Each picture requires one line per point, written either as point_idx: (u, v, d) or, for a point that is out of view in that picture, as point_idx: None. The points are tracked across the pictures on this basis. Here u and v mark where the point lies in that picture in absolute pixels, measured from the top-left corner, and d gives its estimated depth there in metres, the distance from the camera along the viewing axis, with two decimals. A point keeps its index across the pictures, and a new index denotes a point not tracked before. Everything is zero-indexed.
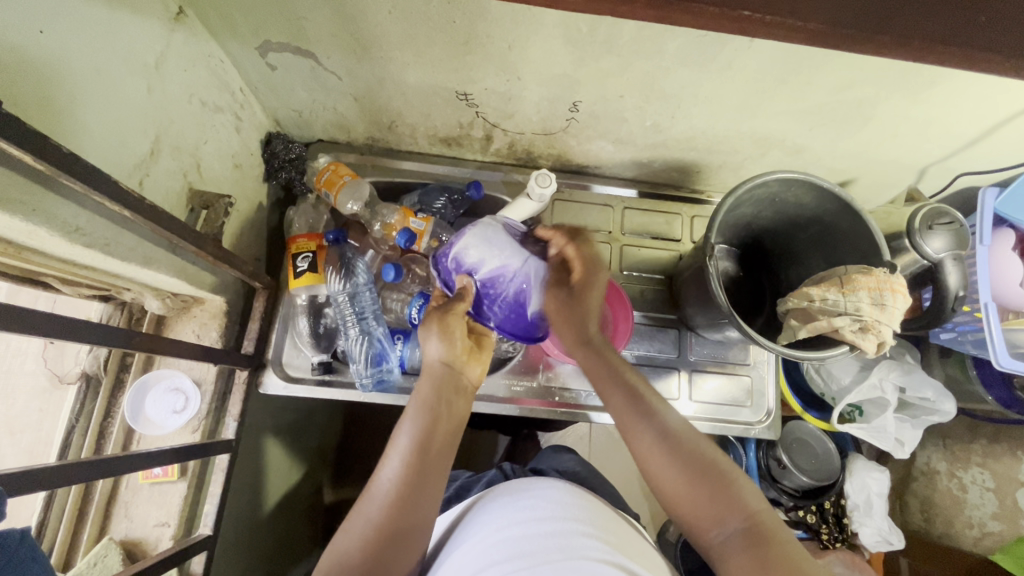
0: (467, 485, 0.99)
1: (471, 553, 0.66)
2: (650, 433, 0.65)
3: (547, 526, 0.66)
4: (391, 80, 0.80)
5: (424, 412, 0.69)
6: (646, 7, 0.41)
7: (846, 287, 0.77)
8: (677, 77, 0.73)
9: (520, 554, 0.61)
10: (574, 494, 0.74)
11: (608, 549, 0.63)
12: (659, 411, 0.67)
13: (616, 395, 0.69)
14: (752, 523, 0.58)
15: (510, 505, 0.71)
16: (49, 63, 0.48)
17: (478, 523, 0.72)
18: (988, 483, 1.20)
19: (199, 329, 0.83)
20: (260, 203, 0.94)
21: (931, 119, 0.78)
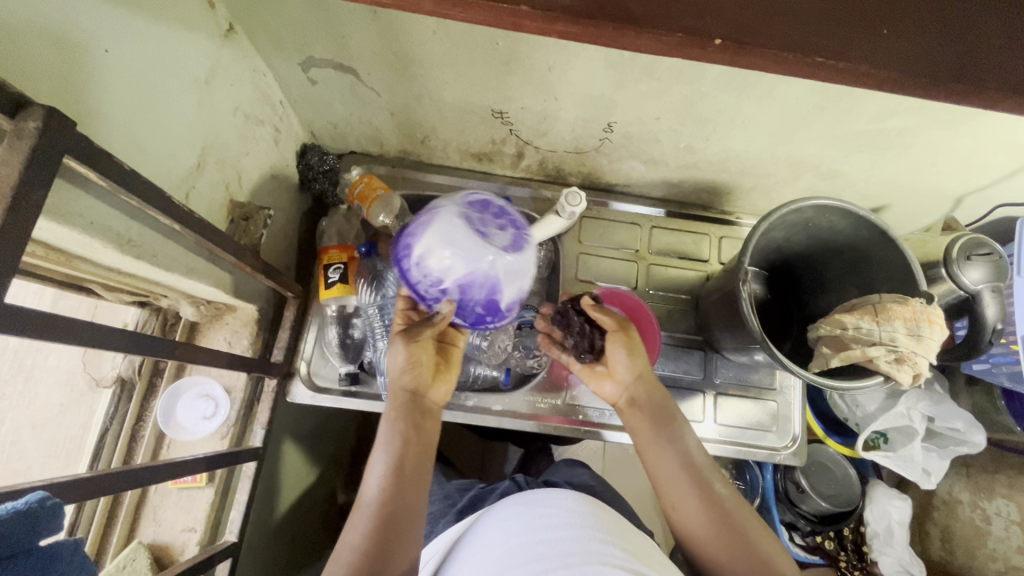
0: (482, 494, 1.01)
1: (488, 557, 0.66)
2: (692, 484, 0.72)
3: (563, 533, 0.65)
4: (428, 96, 0.81)
5: (402, 421, 0.71)
6: (720, 51, 0.42)
7: (879, 316, 0.76)
8: (716, 102, 0.73)
9: (537, 557, 0.61)
10: (590, 503, 0.74)
11: (627, 556, 0.62)
12: (691, 457, 0.74)
13: (647, 434, 0.77)
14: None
15: (524, 512, 0.71)
16: (111, 82, 0.49)
17: (492, 529, 0.72)
18: (1013, 516, 1.16)
19: (230, 337, 0.85)
20: (293, 214, 0.95)
21: (972, 149, 0.77)
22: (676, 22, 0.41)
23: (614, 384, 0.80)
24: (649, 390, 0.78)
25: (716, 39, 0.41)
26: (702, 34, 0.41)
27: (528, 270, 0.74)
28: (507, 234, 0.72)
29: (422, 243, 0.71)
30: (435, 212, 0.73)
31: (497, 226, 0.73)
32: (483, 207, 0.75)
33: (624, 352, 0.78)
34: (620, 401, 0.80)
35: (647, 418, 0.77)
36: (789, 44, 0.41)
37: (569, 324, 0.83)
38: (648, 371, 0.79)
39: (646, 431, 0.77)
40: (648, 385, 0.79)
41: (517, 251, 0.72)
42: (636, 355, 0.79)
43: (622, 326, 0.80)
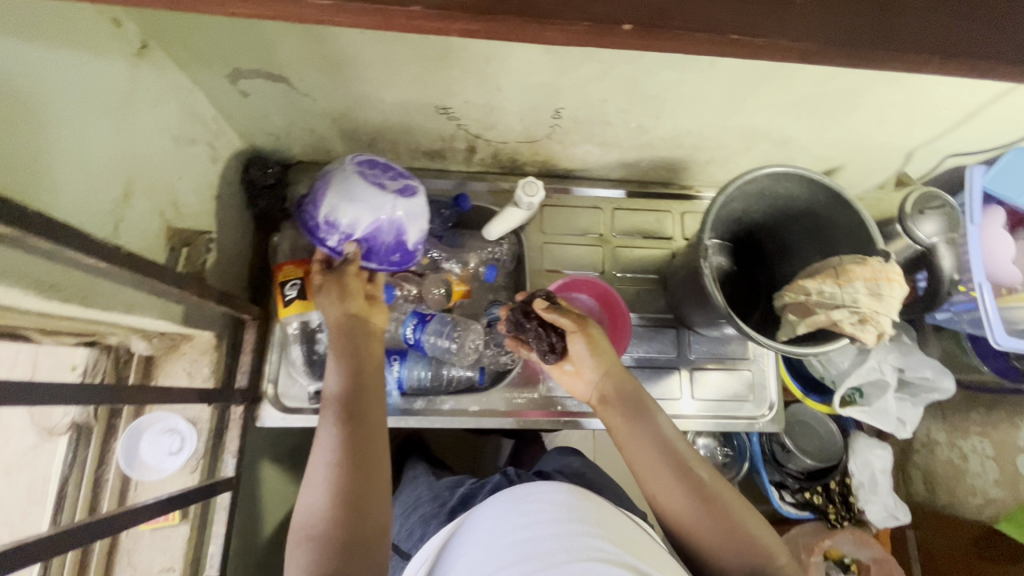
0: (472, 491, 1.01)
1: (476, 559, 0.65)
2: (669, 468, 0.72)
3: (551, 530, 0.65)
4: (368, 99, 0.78)
5: (338, 428, 0.66)
6: (629, 35, 0.42)
7: (841, 278, 0.77)
8: (661, 79, 0.72)
9: (525, 558, 0.61)
10: (579, 492, 0.73)
11: (614, 550, 0.63)
12: (666, 441, 0.74)
13: (620, 422, 0.77)
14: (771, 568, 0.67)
15: (512, 507, 0.70)
16: (7, 119, 0.46)
17: (477, 528, 0.72)
18: (988, 451, 1.20)
19: (189, 367, 0.82)
20: (242, 232, 0.91)
21: (916, 104, 0.77)
22: (581, 12, 0.40)
23: (585, 382, 0.82)
24: (618, 382, 0.79)
25: (624, 23, 0.40)
26: (609, 21, 0.40)
27: (426, 209, 0.80)
28: (401, 182, 0.79)
29: (325, 205, 0.76)
30: (330, 172, 0.78)
31: (390, 176, 0.79)
32: (372, 163, 0.80)
33: (585, 346, 0.80)
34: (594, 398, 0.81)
35: (618, 410, 0.78)
36: (701, 24, 0.41)
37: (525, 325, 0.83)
38: (615, 364, 0.80)
39: (616, 417, 0.78)
40: (617, 378, 0.80)
41: (411, 195, 0.78)
42: (597, 347, 0.80)
43: (580, 324, 0.81)
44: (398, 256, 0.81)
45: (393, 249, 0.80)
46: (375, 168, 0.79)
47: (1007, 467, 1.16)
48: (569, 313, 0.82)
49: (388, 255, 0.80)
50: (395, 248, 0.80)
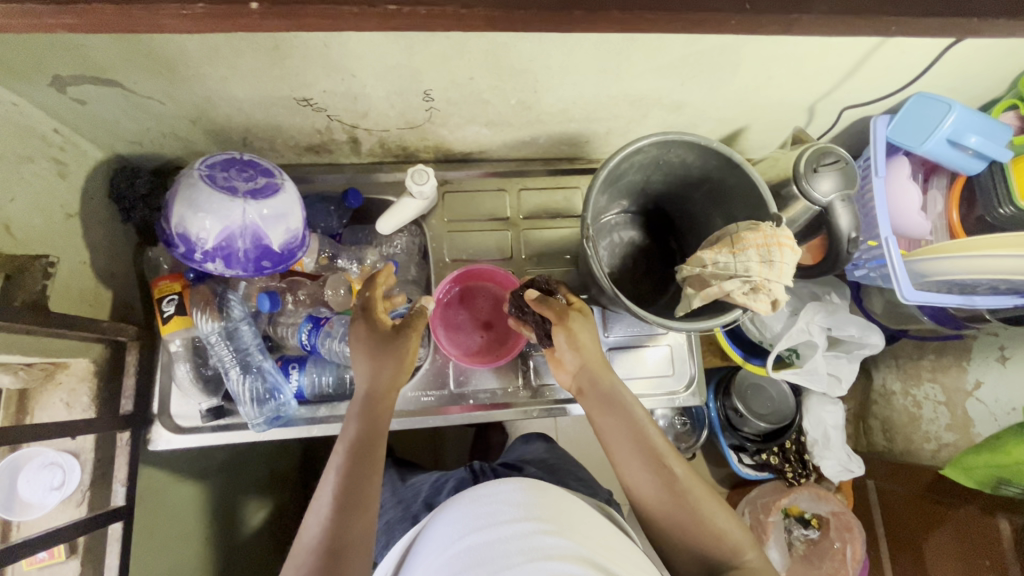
0: (434, 492, 0.99)
1: (438, 563, 0.63)
2: (648, 464, 0.71)
3: (507, 530, 0.62)
4: (218, 96, 0.72)
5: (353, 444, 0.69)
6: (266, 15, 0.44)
7: (735, 247, 0.74)
8: (521, 51, 0.67)
9: (484, 564, 0.59)
10: (537, 488, 0.71)
11: (571, 546, 0.61)
12: (647, 435, 0.73)
13: (604, 415, 0.75)
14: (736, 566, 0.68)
15: (471, 511, 0.67)
16: None
17: (441, 530, 0.69)
18: (939, 397, 1.20)
19: (67, 397, 0.78)
20: (120, 249, 0.86)
21: (801, 57, 0.73)
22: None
23: (566, 373, 0.79)
24: (595, 375, 0.76)
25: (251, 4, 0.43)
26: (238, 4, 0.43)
27: (287, 209, 0.77)
28: (259, 182, 0.76)
29: (174, 216, 0.73)
30: (180, 176, 0.74)
31: (247, 176, 0.76)
32: (228, 162, 0.76)
33: (566, 340, 0.76)
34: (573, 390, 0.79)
35: (597, 402, 0.76)
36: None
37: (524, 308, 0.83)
38: (596, 356, 0.77)
39: (597, 408, 0.75)
40: (596, 372, 0.76)
41: (272, 194, 0.76)
42: (578, 339, 0.75)
43: (563, 318, 0.75)
44: (262, 261, 0.78)
45: (257, 254, 0.76)
46: (230, 168, 0.76)
47: (957, 411, 1.16)
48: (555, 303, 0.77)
49: (251, 261, 0.77)
50: (258, 253, 0.76)
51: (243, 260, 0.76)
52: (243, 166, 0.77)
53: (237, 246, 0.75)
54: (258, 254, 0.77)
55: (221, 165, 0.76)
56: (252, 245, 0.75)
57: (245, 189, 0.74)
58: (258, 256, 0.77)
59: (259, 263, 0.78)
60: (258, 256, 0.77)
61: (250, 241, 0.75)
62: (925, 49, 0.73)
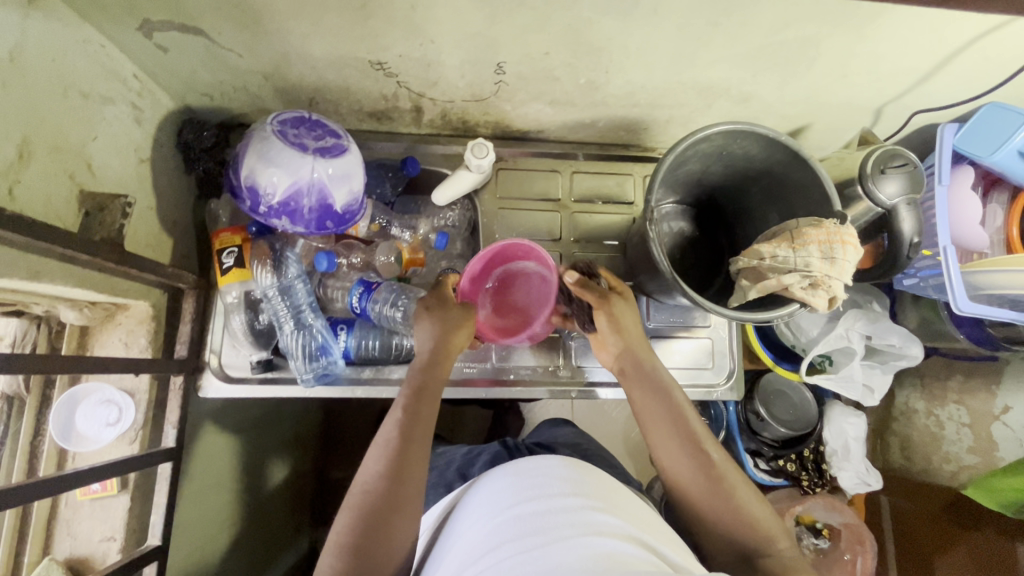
0: (468, 462, 1.00)
1: (485, 530, 0.63)
2: (682, 446, 0.74)
3: (557, 505, 0.63)
4: (296, 53, 0.73)
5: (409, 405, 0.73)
6: None
7: (796, 242, 0.74)
8: (602, 29, 0.67)
9: (535, 532, 0.59)
10: (581, 469, 0.72)
11: (621, 525, 0.61)
12: (682, 415, 0.76)
13: (645, 394, 0.78)
14: (771, 555, 0.66)
15: (517, 482, 0.69)
16: None
17: (483, 503, 0.69)
18: (965, 419, 1.17)
19: (125, 338, 0.79)
20: (181, 199, 0.88)
21: (881, 56, 0.72)
22: None
23: (607, 353, 0.82)
24: (635, 355, 0.80)
25: None
26: None
27: (352, 170, 0.78)
28: (328, 141, 0.77)
29: (245, 168, 0.74)
30: (255, 129, 0.76)
31: (317, 135, 0.77)
32: (299, 120, 0.77)
33: (608, 323, 0.79)
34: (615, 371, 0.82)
35: (636, 381, 0.79)
36: None
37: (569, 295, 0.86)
38: (638, 337, 0.81)
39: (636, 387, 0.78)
40: (637, 353, 0.80)
41: (339, 155, 0.77)
42: (619, 320, 0.79)
43: (605, 301, 0.79)
44: (322, 221, 0.79)
45: (319, 213, 0.78)
46: (303, 126, 0.77)
47: (981, 433, 1.14)
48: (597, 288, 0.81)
49: (312, 219, 0.78)
50: (320, 212, 0.78)
51: (305, 217, 0.77)
52: (314, 125, 0.78)
53: (301, 203, 0.76)
54: (320, 213, 0.78)
55: (294, 121, 0.77)
56: (315, 204, 0.77)
57: (315, 148, 0.75)
58: (320, 215, 0.78)
59: (320, 222, 0.79)
60: (320, 215, 0.78)
61: (314, 200, 0.76)
62: (1010, 55, 0.71)
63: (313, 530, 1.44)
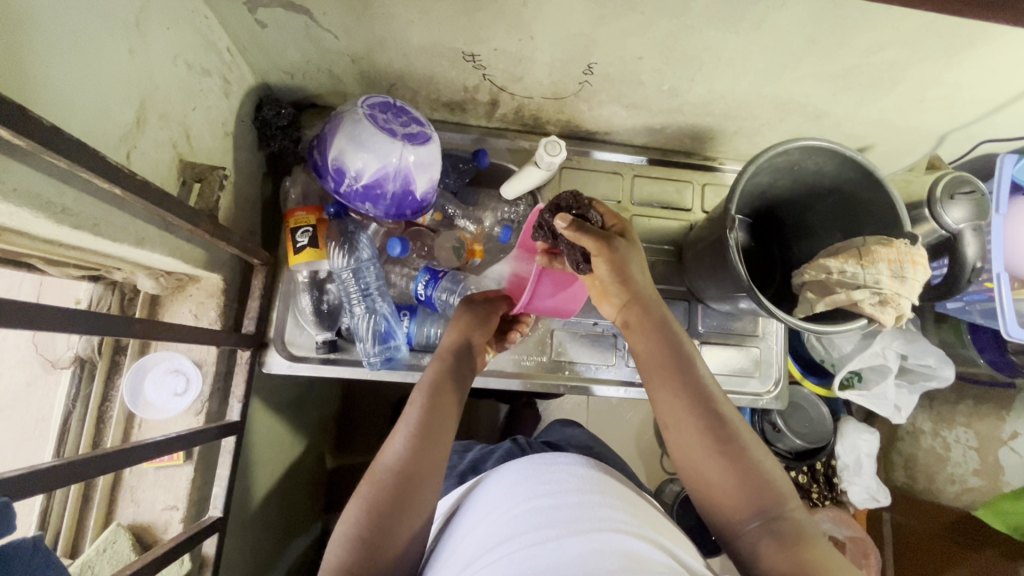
0: (482, 457, 0.97)
1: (495, 523, 0.60)
2: (693, 411, 0.67)
3: (572, 500, 0.60)
4: (392, 39, 0.74)
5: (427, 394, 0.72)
6: None
7: (865, 259, 0.76)
8: (702, 38, 0.69)
9: (551, 524, 0.56)
10: (599, 470, 0.69)
11: (635, 524, 0.59)
12: (696, 376, 0.69)
13: (654, 355, 0.71)
14: (780, 519, 0.62)
15: (529, 476, 0.65)
16: (30, 31, 0.42)
17: (496, 494, 0.66)
18: (971, 442, 1.20)
19: (196, 310, 0.80)
20: (253, 175, 0.88)
21: (963, 84, 0.75)
22: None
23: (611, 304, 0.75)
24: (642, 308, 0.72)
25: None
26: None
27: (434, 159, 0.78)
28: (413, 128, 0.77)
29: (333, 148, 0.76)
30: (345, 110, 0.77)
31: (403, 121, 0.77)
32: (389, 105, 0.78)
33: (609, 269, 0.70)
34: (617, 321, 0.76)
35: (643, 334, 0.72)
36: None
37: (557, 233, 0.73)
38: (647, 288, 0.73)
39: (643, 344, 0.72)
40: (644, 303, 0.72)
41: (424, 143, 0.77)
42: (621, 267, 0.70)
43: (605, 247, 0.69)
44: (400, 207, 0.80)
45: (398, 199, 0.79)
46: (394, 112, 0.78)
47: (988, 458, 1.16)
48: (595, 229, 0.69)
49: (392, 204, 0.79)
50: (399, 198, 0.78)
51: (385, 203, 0.78)
52: (403, 112, 0.78)
53: (383, 187, 0.76)
54: (398, 199, 0.78)
55: (385, 107, 0.78)
56: (396, 189, 0.77)
57: (403, 134, 0.76)
58: (398, 201, 0.79)
59: (397, 208, 0.80)
60: (398, 201, 0.79)
61: (396, 185, 0.77)
62: None
63: (328, 513, 1.44)
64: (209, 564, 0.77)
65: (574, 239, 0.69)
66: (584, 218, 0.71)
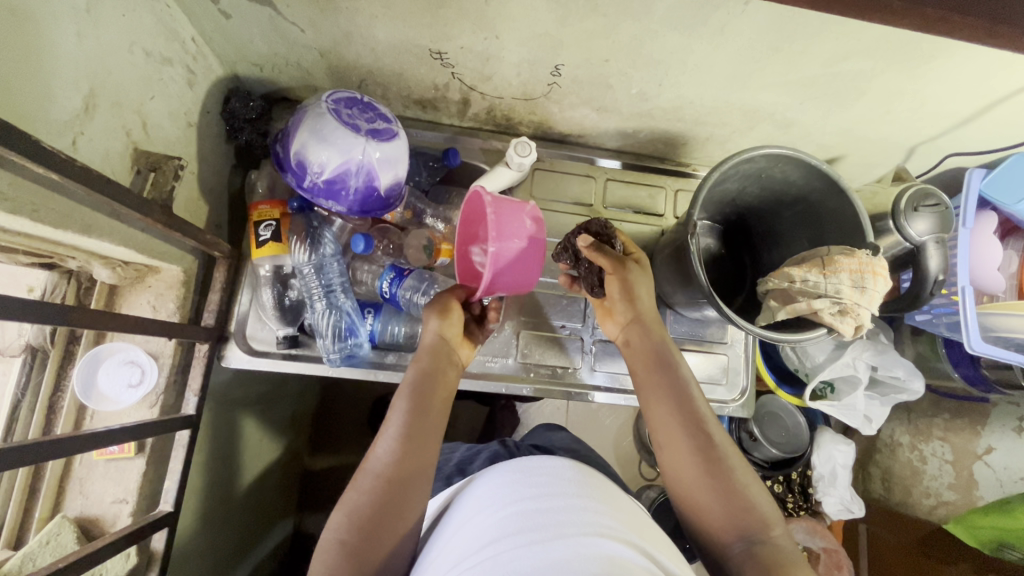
0: (467, 459, 0.93)
1: (479, 527, 0.57)
2: (684, 431, 0.68)
3: (559, 504, 0.57)
4: (358, 34, 0.74)
5: (419, 397, 0.71)
6: None
7: (827, 269, 0.76)
8: (667, 42, 0.69)
9: (534, 530, 0.53)
10: (586, 471, 0.66)
11: (623, 530, 0.55)
12: (690, 398, 0.71)
13: (651, 374, 0.74)
14: (765, 543, 0.61)
15: (515, 479, 0.62)
16: None
17: (481, 499, 0.63)
18: (947, 456, 1.18)
19: (154, 301, 0.78)
20: (220, 167, 0.87)
21: (927, 96, 0.75)
22: None
23: (615, 322, 0.80)
24: (645, 328, 0.76)
25: None
26: None
27: (400, 155, 0.78)
28: (379, 124, 0.77)
29: (296, 141, 0.75)
30: (310, 103, 0.76)
31: (368, 117, 0.77)
32: (354, 101, 0.78)
33: (620, 289, 0.75)
34: (620, 340, 0.80)
35: (642, 351, 0.76)
36: None
37: (578, 254, 0.79)
38: (650, 310, 0.77)
39: (642, 362, 0.75)
40: (646, 324, 0.76)
41: (389, 139, 0.77)
42: (633, 288, 0.75)
43: (619, 266, 0.73)
44: (364, 203, 0.79)
45: (362, 195, 0.78)
46: (358, 107, 0.77)
47: (963, 471, 1.15)
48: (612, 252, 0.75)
49: (355, 200, 0.78)
50: (363, 194, 0.78)
51: (348, 197, 0.77)
52: (368, 107, 0.78)
53: (345, 183, 0.76)
54: (362, 194, 0.78)
55: (350, 102, 0.77)
56: (359, 185, 0.77)
57: (367, 129, 0.75)
58: (362, 196, 0.78)
59: (361, 204, 0.79)
60: (362, 197, 0.78)
61: (359, 180, 0.76)
62: None
63: (299, 510, 1.43)
64: (158, 559, 0.76)
65: (592, 258, 0.74)
66: (607, 243, 0.77)
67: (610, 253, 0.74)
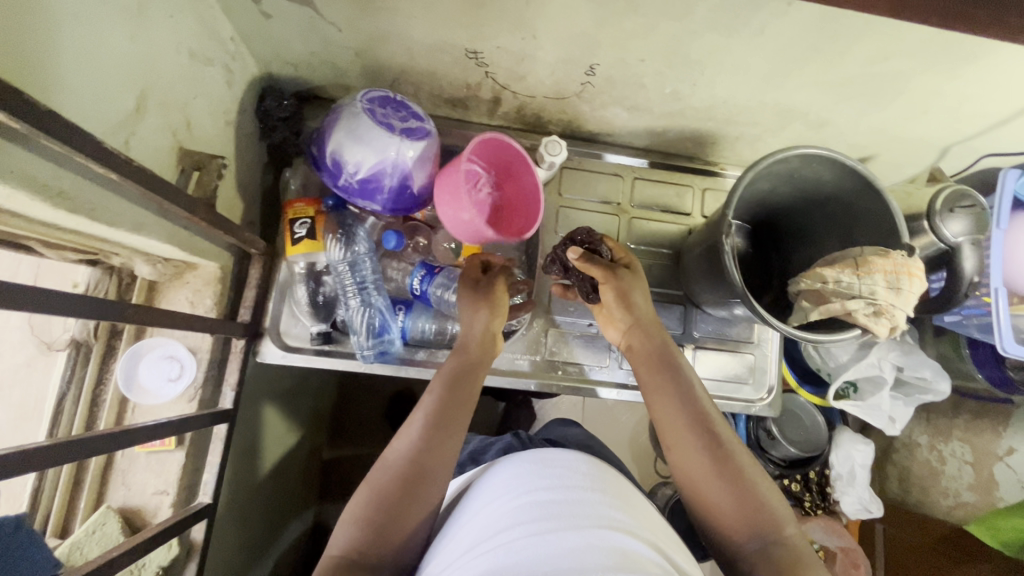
0: (480, 450, 0.93)
1: (492, 514, 0.58)
2: (695, 431, 0.68)
3: (573, 495, 0.58)
4: (396, 34, 0.74)
5: (443, 390, 0.71)
6: None
7: (860, 269, 0.75)
8: (705, 43, 0.69)
9: (548, 518, 0.54)
10: (601, 465, 0.67)
11: (635, 525, 0.56)
12: (699, 398, 0.71)
13: (660, 373, 0.73)
14: (779, 544, 0.62)
15: (530, 469, 0.63)
16: (29, 15, 0.43)
17: (496, 487, 0.64)
18: (966, 456, 1.18)
19: (192, 297, 0.79)
20: (254, 165, 0.88)
21: (965, 97, 0.74)
22: None
23: (616, 329, 0.80)
24: (645, 329, 0.76)
25: None
26: None
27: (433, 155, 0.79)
28: (413, 124, 0.77)
29: (332, 141, 0.76)
30: (345, 104, 0.77)
31: (401, 116, 0.77)
32: (388, 100, 0.78)
33: (614, 297, 0.76)
34: (621, 344, 0.80)
35: (645, 352, 0.76)
36: None
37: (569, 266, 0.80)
38: (648, 312, 0.77)
39: (647, 362, 0.75)
40: (646, 326, 0.77)
41: (423, 138, 0.77)
42: (626, 295, 0.76)
43: (611, 275, 0.75)
44: (399, 201, 0.80)
45: (398, 194, 0.79)
46: (392, 106, 0.77)
47: (983, 472, 1.15)
48: (602, 261, 0.76)
49: (391, 199, 0.79)
50: (399, 193, 0.79)
51: (383, 196, 0.79)
52: (401, 106, 0.78)
53: (381, 183, 0.77)
54: (397, 194, 0.79)
55: (384, 101, 0.77)
56: (395, 185, 0.77)
57: (401, 129, 0.76)
58: (397, 195, 0.79)
59: (397, 202, 0.80)
60: (397, 196, 0.79)
61: (394, 181, 0.77)
62: None
63: (319, 502, 1.45)
64: (197, 549, 0.78)
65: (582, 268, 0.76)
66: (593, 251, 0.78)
67: (597, 263, 0.75)
